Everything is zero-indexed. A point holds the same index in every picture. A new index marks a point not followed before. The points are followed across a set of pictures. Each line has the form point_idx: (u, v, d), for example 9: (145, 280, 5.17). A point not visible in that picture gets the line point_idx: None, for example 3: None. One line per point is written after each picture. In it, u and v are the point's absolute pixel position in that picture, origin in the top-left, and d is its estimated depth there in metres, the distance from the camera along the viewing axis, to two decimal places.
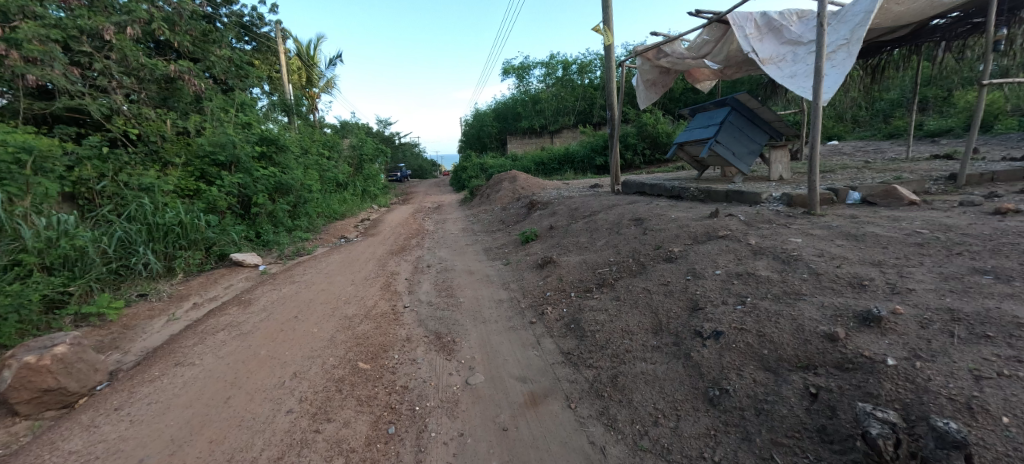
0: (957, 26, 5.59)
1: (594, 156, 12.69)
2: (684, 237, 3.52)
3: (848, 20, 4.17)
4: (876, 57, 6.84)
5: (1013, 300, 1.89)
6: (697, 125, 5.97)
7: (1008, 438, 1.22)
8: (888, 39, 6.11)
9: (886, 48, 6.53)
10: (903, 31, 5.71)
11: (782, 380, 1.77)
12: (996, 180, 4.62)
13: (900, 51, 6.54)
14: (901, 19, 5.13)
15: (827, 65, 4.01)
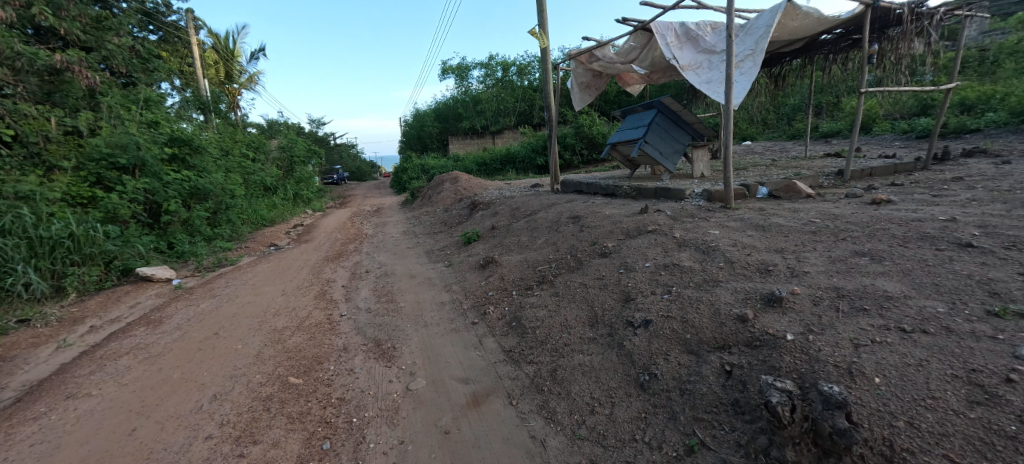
0: (839, 41, 6.40)
1: (534, 156, 12.89)
2: (617, 232, 3.69)
3: (753, 32, 4.59)
4: (779, 66, 7.65)
5: (884, 277, 2.20)
6: (627, 126, 6.26)
7: (879, 396, 1.40)
8: (787, 51, 6.86)
9: (786, 58, 7.34)
10: (798, 44, 6.43)
11: (703, 361, 1.91)
12: (874, 175, 5.33)
13: (797, 61, 7.37)
14: (796, 33, 5.75)
15: (736, 73, 4.39)
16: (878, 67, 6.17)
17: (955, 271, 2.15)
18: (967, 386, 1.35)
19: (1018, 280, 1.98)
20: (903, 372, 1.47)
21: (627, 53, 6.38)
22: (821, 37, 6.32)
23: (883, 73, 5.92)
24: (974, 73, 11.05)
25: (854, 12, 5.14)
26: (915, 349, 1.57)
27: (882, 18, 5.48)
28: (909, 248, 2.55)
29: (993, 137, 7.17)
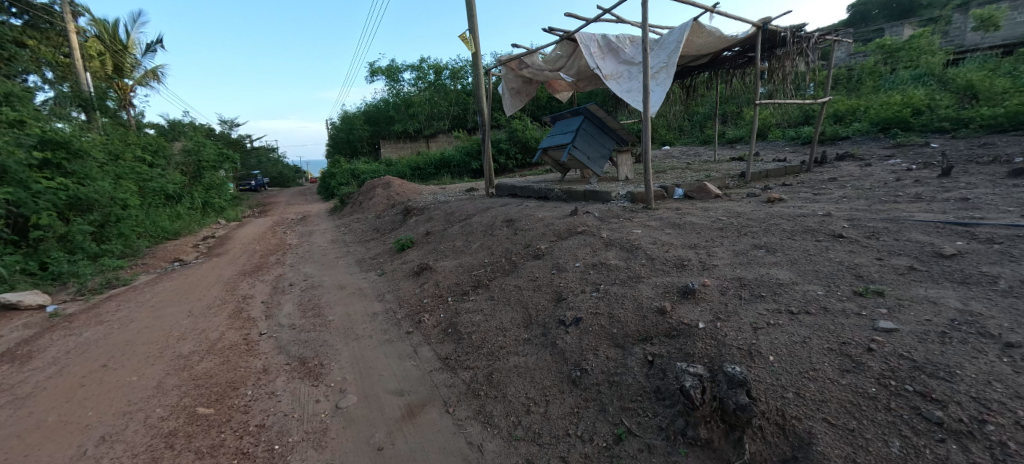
0: (737, 58, 7.15)
1: (469, 161, 12.85)
2: (549, 234, 3.80)
3: (665, 46, 4.96)
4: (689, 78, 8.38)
5: (777, 267, 2.49)
6: (557, 131, 6.46)
7: (773, 371, 1.58)
8: (695, 65, 7.54)
9: (694, 72, 8.09)
10: (703, 59, 7.08)
11: (629, 354, 2.03)
12: (769, 177, 6.00)
13: (704, 74, 8.13)
14: (702, 49, 6.32)
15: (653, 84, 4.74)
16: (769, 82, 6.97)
17: (831, 258, 2.49)
18: (839, 357, 1.57)
19: (878, 264, 2.34)
20: (792, 348, 1.66)
21: (555, 61, 6.61)
22: (723, 54, 7.03)
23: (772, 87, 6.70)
24: (844, 89, 12.86)
25: (748, 32, 5.78)
26: (801, 328, 1.78)
27: (770, 39, 6.21)
28: (796, 240, 2.91)
29: (859, 143, 8.40)
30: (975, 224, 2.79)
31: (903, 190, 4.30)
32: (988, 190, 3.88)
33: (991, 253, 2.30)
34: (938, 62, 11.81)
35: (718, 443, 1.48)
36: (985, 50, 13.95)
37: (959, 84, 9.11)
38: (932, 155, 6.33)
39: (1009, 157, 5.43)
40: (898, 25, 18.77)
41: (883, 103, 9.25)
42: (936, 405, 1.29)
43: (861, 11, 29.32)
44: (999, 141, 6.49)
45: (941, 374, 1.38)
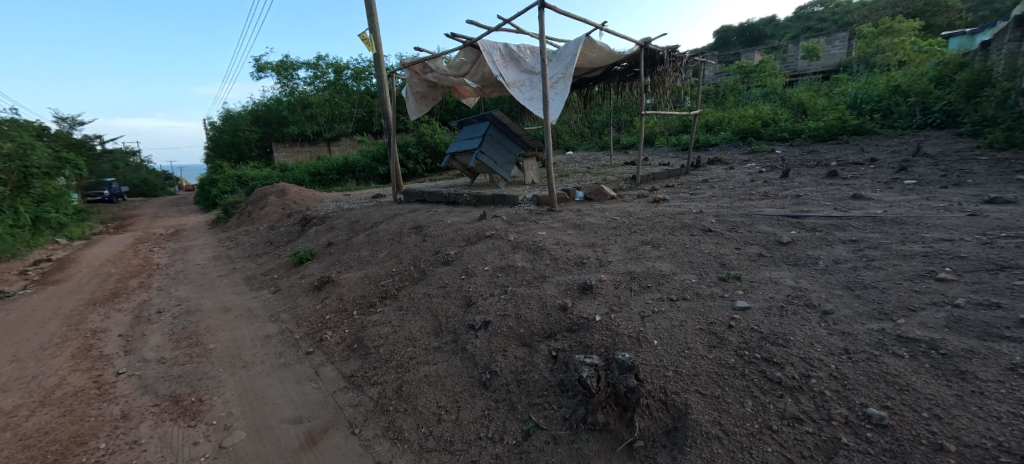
0: (626, 72, 7.83)
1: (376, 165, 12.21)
2: (458, 240, 3.78)
3: (562, 58, 5.25)
4: (586, 88, 8.97)
5: (663, 260, 2.78)
6: (464, 136, 6.47)
7: (658, 353, 1.76)
8: (590, 77, 8.10)
9: (590, 84, 8.68)
10: (596, 72, 7.64)
11: (535, 351, 2.10)
12: (656, 179, 6.64)
13: (598, 86, 8.77)
14: (594, 63, 6.80)
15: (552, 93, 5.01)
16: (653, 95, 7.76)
17: (704, 249, 2.85)
18: (708, 335, 1.80)
19: (737, 253, 2.74)
20: (672, 331, 1.87)
21: (459, 67, 6.62)
22: (614, 68, 7.65)
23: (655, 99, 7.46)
24: (712, 103, 14.79)
25: (633, 50, 6.37)
26: (680, 313, 2.01)
27: (651, 57, 6.92)
28: (677, 235, 3.27)
29: (724, 149, 9.72)
30: (805, 216, 3.40)
31: (758, 189, 5.08)
32: (816, 188, 4.74)
33: (816, 239, 2.83)
34: (779, 83, 14.15)
35: (614, 425, 1.58)
36: (810, 75, 17.08)
37: (793, 102, 11.03)
38: (778, 159, 7.55)
39: (830, 161, 6.71)
40: (750, 51, 22.12)
41: (741, 116, 10.83)
42: (777, 367, 1.54)
43: (722, 36, 34.01)
44: (822, 149, 7.99)
45: (780, 341, 1.65)
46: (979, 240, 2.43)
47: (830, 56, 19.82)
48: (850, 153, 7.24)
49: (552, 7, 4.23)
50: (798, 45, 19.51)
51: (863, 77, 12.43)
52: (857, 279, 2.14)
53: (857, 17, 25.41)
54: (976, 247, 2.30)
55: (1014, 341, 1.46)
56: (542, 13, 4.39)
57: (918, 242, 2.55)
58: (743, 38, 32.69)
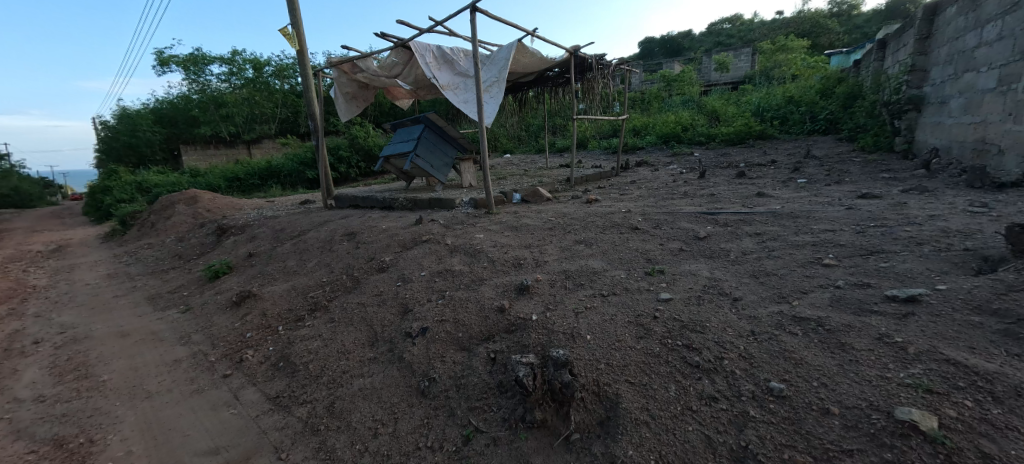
0: (557, 78, 8.07)
1: (303, 170, 11.45)
2: (393, 245, 3.66)
3: (496, 62, 5.29)
4: (520, 92, 9.12)
5: (596, 258, 2.90)
6: (397, 139, 6.28)
7: (591, 348, 1.81)
8: (524, 81, 8.23)
9: (524, 88, 8.84)
10: (530, 77, 7.79)
11: (473, 354, 2.08)
12: (588, 181, 6.91)
13: (532, 91, 8.95)
14: (526, 68, 6.94)
15: (487, 97, 5.04)
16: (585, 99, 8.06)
17: (632, 246, 3.02)
18: (636, 327, 1.90)
19: (661, 248, 2.93)
20: (603, 326, 1.95)
21: (391, 67, 6.42)
22: (547, 73, 7.84)
23: (586, 104, 7.76)
24: (637, 108, 15.69)
25: (563, 56, 6.56)
26: (611, 308, 2.11)
27: (581, 64, 7.18)
28: (609, 233, 3.43)
29: (649, 152, 10.35)
30: (719, 212, 3.72)
31: (680, 189, 5.47)
32: (729, 188, 5.21)
33: (728, 233, 3.11)
34: (696, 92, 15.37)
35: (551, 420, 1.61)
36: (722, 85, 18.72)
37: (707, 110, 12.03)
38: (696, 162, 8.18)
39: (739, 163, 7.39)
40: (670, 61, 23.76)
41: (664, 121, 11.59)
42: (696, 352, 1.67)
43: (646, 47, 36.21)
44: (733, 152, 8.79)
45: (699, 328, 1.79)
46: (854, 230, 2.81)
47: (737, 69, 21.90)
48: (755, 156, 8.05)
49: (484, 11, 4.25)
50: (711, 58, 21.31)
51: (764, 88, 13.86)
52: (762, 267, 2.38)
53: (759, 34, 28.31)
54: (854, 236, 2.66)
55: (882, 314, 1.70)
56: (473, 17, 4.40)
57: (809, 233, 2.89)
58: (664, 50, 35.06)
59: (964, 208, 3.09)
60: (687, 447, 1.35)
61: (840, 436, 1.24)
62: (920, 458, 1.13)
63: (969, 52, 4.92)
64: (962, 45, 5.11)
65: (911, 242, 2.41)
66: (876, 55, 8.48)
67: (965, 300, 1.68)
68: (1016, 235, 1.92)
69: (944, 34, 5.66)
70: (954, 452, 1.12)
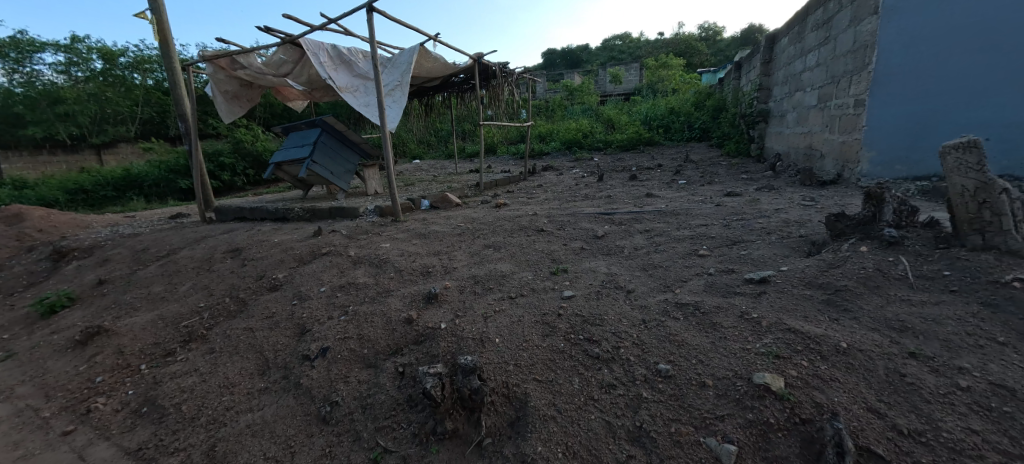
0: (462, 84, 8.09)
1: (173, 179, 9.97)
2: (288, 261, 3.34)
3: (397, 65, 5.13)
4: (425, 97, 8.97)
5: (505, 261, 2.95)
6: (290, 143, 5.77)
7: (500, 352, 1.83)
8: (429, 86, 8.11)
9: (429, 93, 8.71)
10: (434, 83, 7.71)
11: (380, 371, 1.95)
12: (498, 185, 7.01)
13: (437, 96, 8.86)
14: (429, 73, 6.85)
15: (389, 101, 4.89)
16: (491, 105, 8.19)
17: (538, 248, 3.14)
18: (542, 326, 1.98)
19: (565, 248, 3.09)
20: (511, 328, 1.99)
21: (279, 65, 5.89)
22: (452, 79, 7.81)
23: (492, 110, 7.89)
24: (542, 115, 16.35)
25: (467, 63, 6.60)
26: (519, 310, 2.16)
27: (485, 72, 7.27)
28: (518, 236, 3.52)
29: (554, 157, 10.84)
30: (616, 212, 4.03)
31: (583, 191, 5.82)
32: (624, 189, 5.66)
33: (622, 231, 3.38)
34: (594, 102, 16.52)
35: (463, 429, 1.59)
36: (615, 96, 20.36)
37: (604, 118, 12.98)
38: (596, 166, 8.76)
39: (632, 166, 8.08)
40: (570, 72, 25.16)
41: (566, 128, 12.24)
42: (595, 345, 1.78)
43: (547, 57, 37.97)
44: (626, 157, 9.58)
45: (598, 322, 1.92)
46: (722, 224, 3.25)
47: (627, 82, 24.02)
48: (645, 160, 8.87)
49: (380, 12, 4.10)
50: (605, 71, 23.05)
51: (651, 100, 15.37)
52: (651, 261, 2.63)
53: (644, 52, 31.36)
54: (723, 229, 3.06)
55: (743, 295, 1.98)
56: (370, 17, 4.23)
57: (687, 228, 3.27)
58: (564, 62, 37.07)
59: (801, 203, 3.73)
60: (590, 435, 1.42)
61: (714, 404, 1.42)
62: (774, 414, 1.33)
63: (798, 74, 5.98)
64: (792, 69, 6.19)
65: (764, 232, 2.85)
66: (734, 74, 9.90)
67: (800, 278, 2.03)
68: (833, 223, 2.37)
69: (780, 59, 6.81)
70: (797, 405, 1.34)
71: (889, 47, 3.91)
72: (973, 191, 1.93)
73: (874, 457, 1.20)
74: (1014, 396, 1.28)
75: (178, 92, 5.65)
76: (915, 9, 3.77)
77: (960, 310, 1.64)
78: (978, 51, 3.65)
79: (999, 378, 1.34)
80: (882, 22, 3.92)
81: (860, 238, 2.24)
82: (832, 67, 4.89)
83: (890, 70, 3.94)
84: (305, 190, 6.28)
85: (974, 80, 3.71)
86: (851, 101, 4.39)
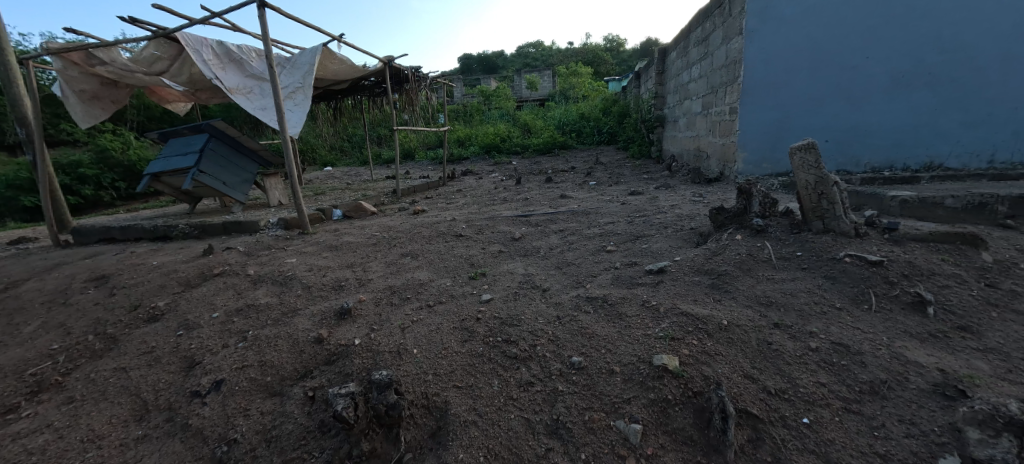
0: (374, 88, 7.79)
1: (12, 196, 8.24)
2: (171, 285, 2.95)
3: (297, 67, 4.80)
4: (331, 100, 8.47)
5: (423, 269, 2.90)
6: (171, 151, 5.09)
7: (418, 363, 1.80)
8: (335, 90, 7.67)
9: (336, 96, 8.25)
10: (341, 86, 7.32)
11: (287, 398, 1.80)
12: (416, 192, 6.84)
13: (345, 98, 8.41)
14: (335, 75, 6.48)
15: (290, 104, 4.58)
16: (405, 110, 7.98)
17: (457, 254, 3.12)
18: (461, 331, 1.98)
19: (483, 252, 3.12)
20: (429, 337, 1.96)
21: (151, 62, 5.15)
22: (362, 82, 7.47)
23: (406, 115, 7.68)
24: (460, 120, 16.31)
25: (377, 66, 6.36)
26: (437, 318, 2.14)
27: (397, 75, 7.07)
28: (437, 243, 3.47)
29: (473, 162, 10.87)
30: (532, 214, 4.16)
31: (501, 195, 5.92)
32: (540, 192, 5.85)
33: (538, 232, 3.50)
34: (510, 107, 16.89)
35: (381, 448, 1.52)
36: (530, 102, 21.04)
37: (520, 123, 13.29)
38: (513, 170, 8.96)
39: (548, 170, 8.39)
40: (485, 78, 25.51)
41: (483, 133, 12.34)
42: (513, 345, 1.83)
43: (462, 62, 38.03)
44: (542, 160, 9.91)
45: (515, 322, 1.97)
46: (626, 221, 3.51)
47: (542, 88, 24.92)
48: (558, 163, 9.26)
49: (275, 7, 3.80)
50: (521, 77, 23.77)
51: (563, 106, 16.05)
52: (564, 260, 2.76)
53: (555, 60, 32.73)
54: (627, 226, 3.30)
55: (644, 285, 2.17)
56: (262, 13, 3.90)
57: (596, 226, 3.49)
58: (480, 67, 37.31)
59: (691, 199, 4.17)
60: (510, 434, 1.44)
61: (622, 388, 1.53)
62: (671, 390, 1.47)
63: (685, 84, 6.68)
64: (680, 80, 6.89)
65: (662, 226, 3.13)
66: (635, 83, 10.77)
67: (692, 266, 2.27)
68: (715, 215, 2.68)
69: (671, 70, 7.55)
70: (689, 380, 1.50)
71: (752, 63, 4.51)
72: (813, 184, 2.31)
73: (751, 417, 1.37)
74: (849, 350, 1.56)
75: (13, 90, 4.69)
76: (770, 31, 4.40)
77: (811, 284, 1.95)
78: (816, 68, 4.38)
79: (839, 338, 1.62)
80: (746, 42, 4.50)
81: (736, 228, 2.57)
82: (710, 78, 5.54)
83: (754, 83, 4.54)
84: (192, 203, 5.58)
85: (812, 94, 4.45)
86: (726, 108, 5.01)
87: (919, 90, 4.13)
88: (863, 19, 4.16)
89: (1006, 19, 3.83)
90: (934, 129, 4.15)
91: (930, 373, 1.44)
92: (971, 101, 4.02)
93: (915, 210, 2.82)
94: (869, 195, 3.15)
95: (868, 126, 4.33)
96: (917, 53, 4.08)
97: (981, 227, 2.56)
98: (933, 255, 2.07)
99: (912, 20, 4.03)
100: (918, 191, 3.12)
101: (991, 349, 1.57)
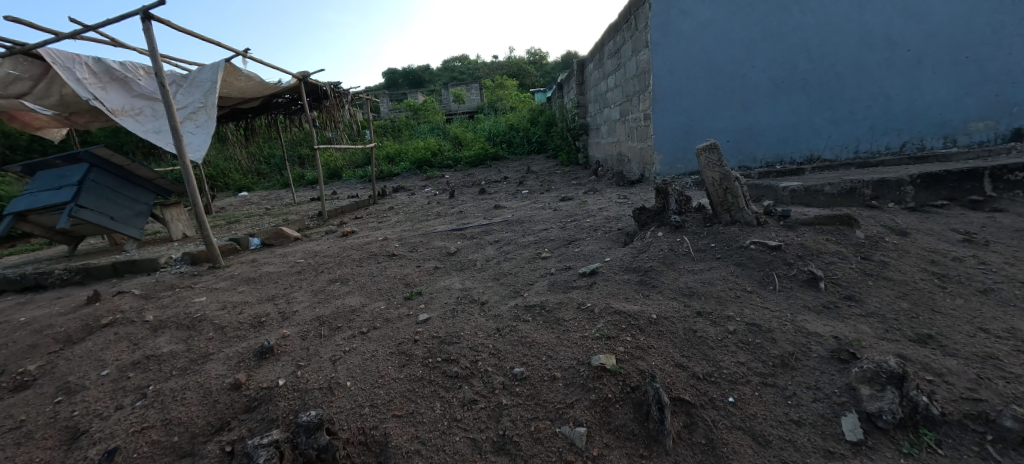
0: (290, 105, 7.34)
1: None
2: (47, 343, 2.51)
3: (198, 85, 4.39)
4: (242, 119, 7.83)
5: (355, 294, 2.74)
6: (40, 186, 4.38)
7: (353, 397, 1.68)
8: (246, 108, 7.10)
9: (247, 114, 7.65)
10: (251, 104, 6.82)
11: (200, 456, 1.58)
12: (344, 212, 6.49)
13: (257, 116, 7.82)
14: (242, 93, 6.00)
15: (191, 126, 4.15)
16: (326, 127, 7.57)
17: (390, 274, 3.00)
18: (398, 357, 1.89)
19: (418, 270, 3.03)
20: (362, 368, 1.85)
21: (7, 83, 4.42)
22: (276, 100, 6.99)
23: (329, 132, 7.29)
24: (388, 135, 15.92)
25: (291, 83, 5.98)
26: (371, 345, 2.03)
27: (314, 92, 6.72)
28: (369, 265, 3.30)
29: (404, 177, 10.58)
30: (468, 227, 4.12)
31: (434, 210, 5.81)
32: (474, 204, 5.82)
33: (474, 245, 3.48)
34: (440, 120, 16.83)
35: None
36: (460, 115, 21.12)
37: (450, 136, 13.20)
38: (447, 183, 8.87)
39: (481, 181, 8.41)
40: (412, 92, 25.20)
41: (413, 147, 12.12)
42: (453, 364, 1.78)
43: (387, 77, 37.25)
44: (475, 172, 9.94)
45: (454, 340, 1.92)
46: (559, 226, 3.60)
47: (471, 101, 25.02)
48: (491, 174, 9.32)
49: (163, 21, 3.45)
50: (449, 91, 23.81)
51: (493, 117, 16.26)
52: (500, 271, 2.75)
53: (481, 73, 33.18)
54: (560, 231, 3.39)
55: (579, 288, 2.23)
56: (147, 26, 3.51)
57: (531, 234, 3.54)
58: (407, 80, 36.78)
59: (616, 201, 4.38)
60: (457, 458, 1.39)
61: (563, 393, 1.54)
62: (611, 388, 1.52)
63: (603, 94, 7.05)
64: (599, 89, 7.28)
65: (592, 230, 3.25)
66: (560, 93, 11.23)
67: (621, 265, 2.38)
68: (638, 216, 2.84)
69: (589, 80, 7.93)
70: (626, 376, 1.55)
71: (659, 72, 4.87)
72: (718, 181, 2.52)
73: (684, 404, 1.45)
74: (761, 329, 1.71)
75: None
76: (671, 44, 4.79)
77: (725, 272, 2.13)
78: (713, 76, 4.84)
79: (751, 319, 1.77)
80: (652, 54, 4.85)
81: (657, 226, 2.73)
82: (625, 87, 5.90)
83: (662, 90, 4.90)
84: (72, 244, 4.83)
85: (712, 98, 4.89)
86: (641, 114, 5.35)
87: (795, 94, 4.73)
88: (746, 33, 4.68)
89: (856, 32, 4.49)
90: (811, 127, 4.76)
91: (827, 341, 1.63)
92: (835, 101, 4.66)
93: (803, 198, 3.21)
94: (766, 187, 3.52)
95: (761, 125, 4.86)
96: (791, 63, 4.66)
97: (855, 208, 2.98)
98: (820, 236, 2.36)
99: (785, 33, 4.61)
100: (805, 180, 3.55)
101: (871, 314, 1.81)
